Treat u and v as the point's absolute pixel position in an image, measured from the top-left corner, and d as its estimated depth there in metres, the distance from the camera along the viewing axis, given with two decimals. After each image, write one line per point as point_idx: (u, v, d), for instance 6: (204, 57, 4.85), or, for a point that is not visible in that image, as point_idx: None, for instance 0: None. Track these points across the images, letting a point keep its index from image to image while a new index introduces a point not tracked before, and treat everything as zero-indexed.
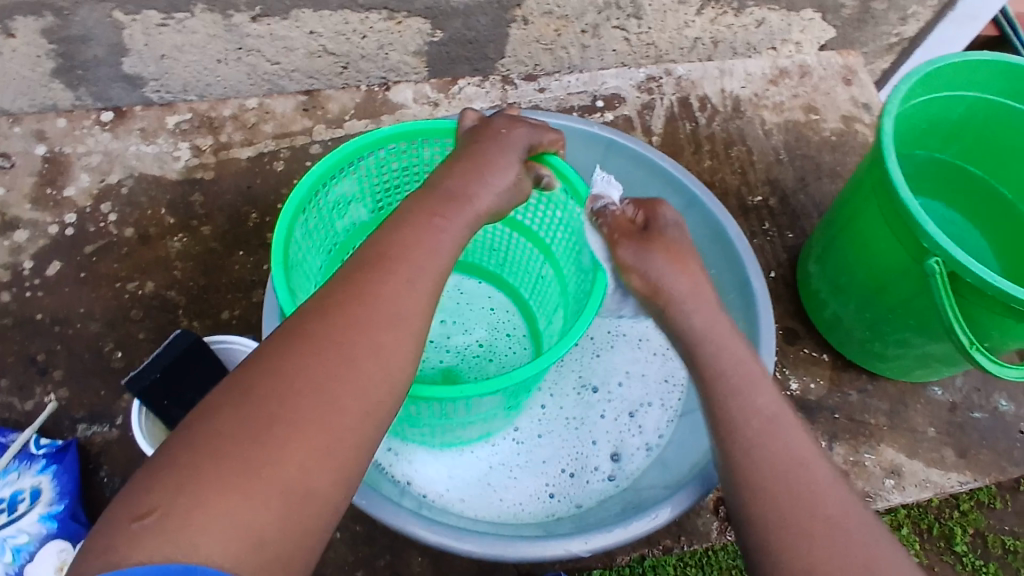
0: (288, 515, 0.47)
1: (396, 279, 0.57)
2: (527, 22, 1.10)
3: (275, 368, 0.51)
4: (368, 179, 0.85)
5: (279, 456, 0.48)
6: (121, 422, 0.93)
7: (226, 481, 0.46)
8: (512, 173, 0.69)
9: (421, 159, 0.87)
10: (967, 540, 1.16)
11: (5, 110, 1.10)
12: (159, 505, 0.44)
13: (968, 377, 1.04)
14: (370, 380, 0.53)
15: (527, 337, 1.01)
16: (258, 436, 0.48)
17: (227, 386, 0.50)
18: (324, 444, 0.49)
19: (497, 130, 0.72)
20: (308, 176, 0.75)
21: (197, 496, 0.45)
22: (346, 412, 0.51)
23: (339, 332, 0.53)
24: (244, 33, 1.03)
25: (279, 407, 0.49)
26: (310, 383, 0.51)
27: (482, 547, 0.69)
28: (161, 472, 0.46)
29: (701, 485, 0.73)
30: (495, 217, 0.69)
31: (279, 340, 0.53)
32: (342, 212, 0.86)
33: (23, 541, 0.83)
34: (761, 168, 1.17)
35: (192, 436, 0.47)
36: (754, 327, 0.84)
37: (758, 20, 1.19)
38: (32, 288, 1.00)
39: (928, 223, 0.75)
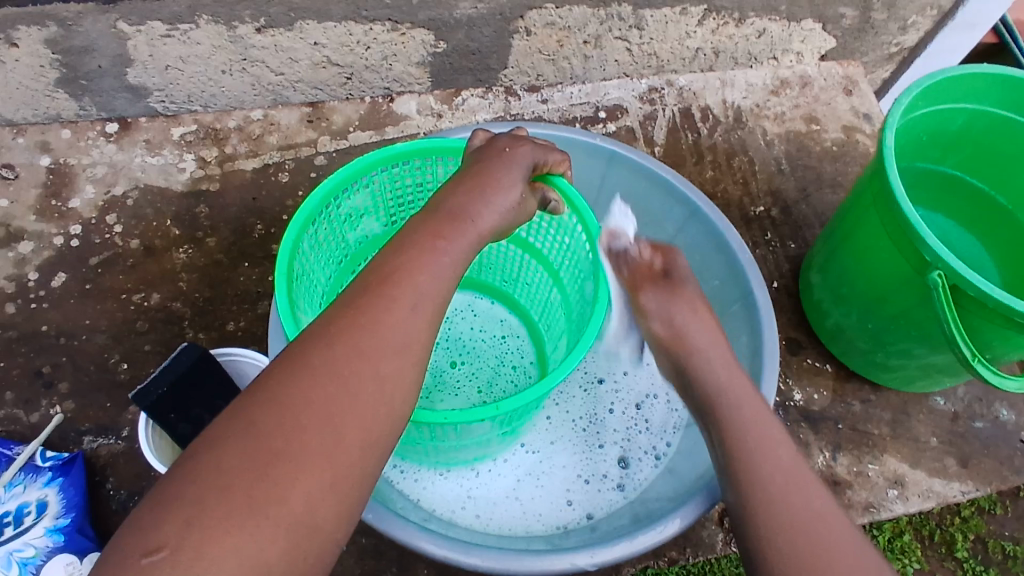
0: (293, 550, 0.49)
1: (403, 298, 0.58)
2: (529, 33, 1.11)
3: (279, 401, 0.51)
4: (381, 194, 0.86)
5: (284, 492, 0.49)
6: (127, 434, 0.93)
7: (232, 518, 0.47)
8: (517, 193, 0.69)
9: (435, 177, 0.87)
10: (967, 546, 1.15)
11: (10, 122, 1.10)
12: (169, 542, 0.45)
13: (970, 387, 1.05)
14: (370, 409, 0.54)
15: (533, 364, 1.01)
16: (264, 473, 0.49)
17: (231, 415, 0.51)
18: (329, 478, 0.51)
19: (502, 149, 0.73)
20: (321, 188, 0.76)
21: (207, 532, 0.46)
22: (349, 442, 0.52)
23: (344, 360, 0.54)
24: (248, 44, 1.04)
25: (284, 443, 0.50)
26: (314, 415, 0.51)
27: (488, 562, 0.69)
28: (168, 505, 0.47)
29: (712, 492, 0.73)
30: (501, 233, 0.70)
31: (282, 368, 0.53)
32: (353, 224, 0.86)
33: (29, 555, 0.81)
34: (763, 178, 1.17)
35: (198, 467, 0.48)
36: (758, 339, 0.84)
37: (759, 31, 1.19)
38: (37, 299, 1.00)
39: (929, 235, 0.75)
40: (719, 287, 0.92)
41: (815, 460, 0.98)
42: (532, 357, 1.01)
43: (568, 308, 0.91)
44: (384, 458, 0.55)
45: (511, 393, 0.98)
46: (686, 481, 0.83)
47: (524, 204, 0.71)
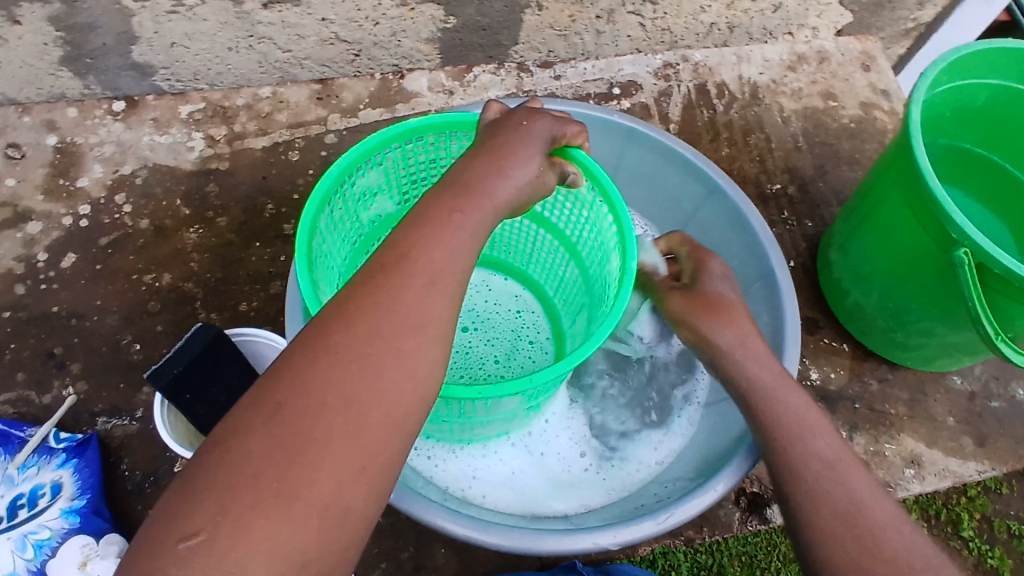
0: (325, 533, 0.48)
1: (425, 278, 0.57)
2: (542, 8, 1.09)
3: (304, 382, 0.51)
4: (394, 171, 0.84)
5: (315, 476, 0.48)
6: (141, 415, 0.93)
7: (265, 505, 0.47)
8: (533, 167, 0.68)
9: (447, 152, 0.85)
10: (973, 525, 1.16)
11: (15, 101, 1.09)
12: (205, 528, 0.46)
13: (987, 366, 1.04)
14: (396, 391, 0.53)
15: (551, 339, 1.00)
16: (294, 457, 0.48)
17: (257, 398, 0.50)
18: (358, 460, 0.50)
19: (520, 122, 0.71)
20: (334, 167, 0.75)
21: (240, 521, 0.46)
22: (377, 423, 0.52)
23: (368, 341, 0.53)
24: (255, 20, 1.02)
25: (312, 425, 0.49)
26: (339, 396, 0.51)
27: (510, 541, 0.68)
28: (199, 494, 0.46)
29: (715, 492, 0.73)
30: (518, 210, 0.68)
31: (306, 349, 0.52)
32: (366, 204, 0.85)
33: (45, 536, 0.83)
34: (779, 155, 1.16)
35: (226, 454, 0.48)
36: (779, 316, 0.83)
37: (776, 5, 1.17)
38: (47, 280, 0.99)
39: (956, 211, 0.73)
40: (739, 265, 0.91)
41: None
42: (549, 333, 1.01)
43: (587, 285, 0.89)
44: (408, 439, 0.54)
45: (528, 368, 0.97)
46: (703, 464, 0.82)
47: (543, 178, 0.69)
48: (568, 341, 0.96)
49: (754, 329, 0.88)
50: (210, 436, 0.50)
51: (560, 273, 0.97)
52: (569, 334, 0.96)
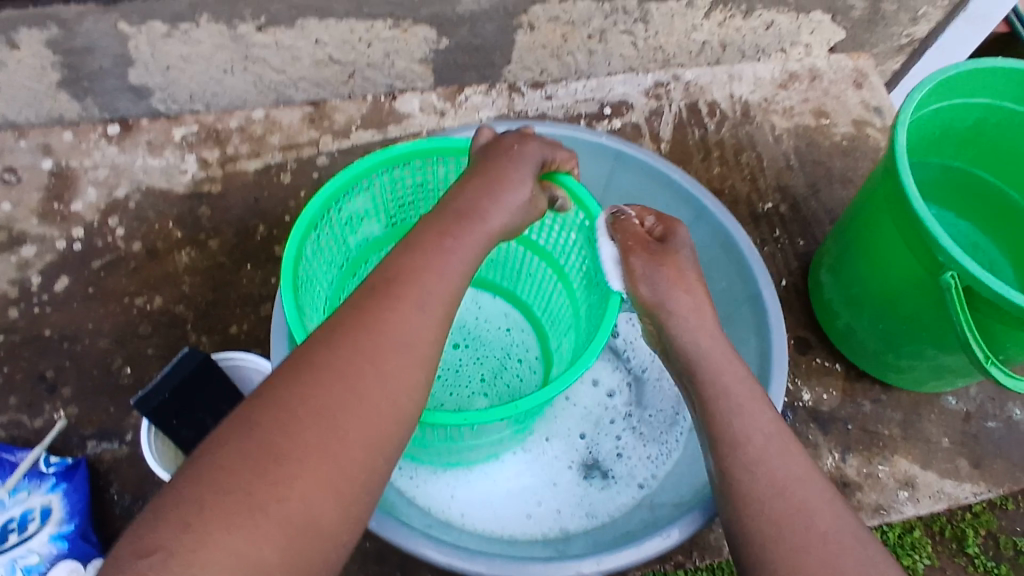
0: (293, 552, 0.47)
1: (406, 308, 0.57)
2: (534, 28, 1.09)
3: (284, 402, 0.51)
4: (382, 195, 0.84)
5: (285, 492, 0.48)
6: (130, 439, 0.93)
7: (229, 518, 0.46)
8: (525, 190, 0.68)
9: (436, 177, 0.85)
10: (979, 542, 1.14)
11: (11, 124, 1.10)
12: (164, 543, 0.45)
13: (981, 386, 1.03)
14: (377, 417, 0.53)
15: (539, 359, 1.00)
16: (265, 473, 0.48)
17: (234, 418, 0.50)
18: (331, 480, 0.50)
19: (509, 147, 0.71)
20: (323, 191, 0.75)
21: (204, 535, 0.45)
22: (355, 447, 0.51)
23: (350, 368, 0.53)
24: (249, 43, 1.03)
25: (287, 444, 0.49)
26: (319, 418, 0.51)
27: (493, 570, 0.68)
28: (169, 507, 0.46)
29: (693, 522, 0.72)
30: (508, 235, 0.69)
31: (286, 373, 0.53)
32: (353, 228, 0.85)
33: (33, 561, 0.82)
34: (772, 174, 1.15)
35: (200, 469, 0.48)
36: (767, 337, 0.83)
37: (768, 24, 1.17)
38: (40, 303, 1.00)
39: (943, 235, 0.73)
40: (727, 287, 0.91)
41: (825, 462, 0.97)
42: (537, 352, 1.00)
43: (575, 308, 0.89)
44: (387, 468, 0.54)
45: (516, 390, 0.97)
46: (685, 488, 0.82)
47: (534, 202, 0.70)
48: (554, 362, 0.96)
49: (742, 351, 0.87)
50: (189, 455, 0.50)
51: (551, 296, 0.96)
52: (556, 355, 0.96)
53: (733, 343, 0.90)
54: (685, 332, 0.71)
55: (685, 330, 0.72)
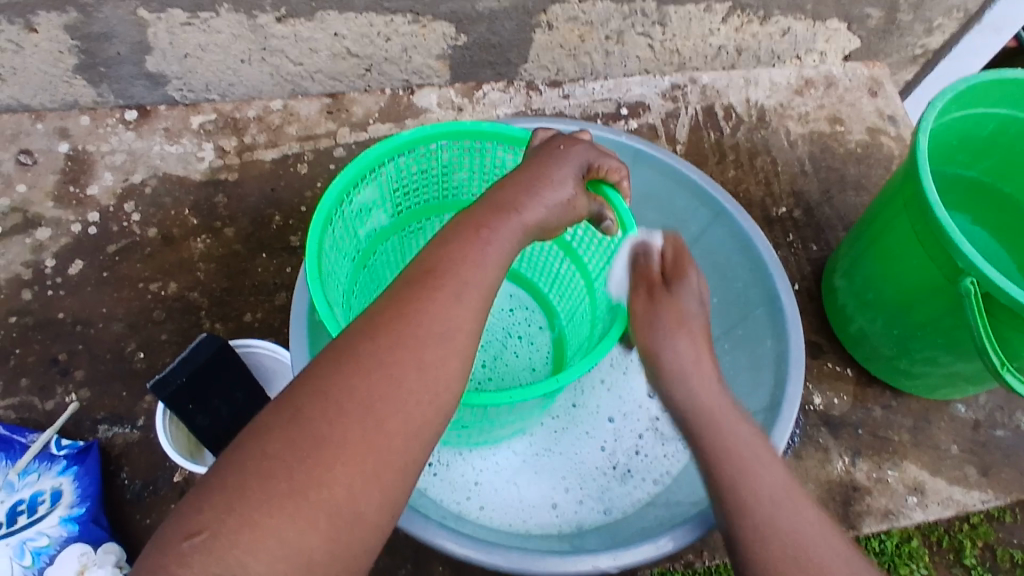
0: (334, 539, 0.47)
1: (443, 289, 0.57)
2: (552, 28, 1.10)
3: (324, 389, 0.50)
4: (388, 185, 0.83)
5: (328, 477, 0.48)
6: (143, 424, 0.93)
7: (276, 502, 0.46)
8: (567, 188, 0.68)
9: (440, 162, 0.85)
10: (976, 554, 1.12)
11: (28, 107, 1.10)
12: (210, 525, 0.45)
13: (991, 395, 1.03)
14: (415, 398, 0.53)
15: (546, 343, 0.99)
16: (307, 456, 0.48)
17: (278, 403, 0.50)
18: (369, 466, 0.49)
19: (554, 147, 0.72)
20: (334, 186, 0.73)
21: (248, 520, 0.46)
22: (392, 433, 0.51)
23: (389, 350, 0.53)
24: (269, 33, 1.03)
25: (327, 430, 0.49)
26: (358, 403, 0.50)
27: (510, 562, 0.68)
28: (211, 491, 0.47)
29: (709, 518, 0.71)
30: (545, 227, 0.69)
31: (326, 360, 0.52)
32: (362, 220, 0.83)
33: (43, 544, 0.82)
34: (786, 179, 1.16)
35: (242, 453, 0.48)
36: (785, 343, 0.83)
37: (784, 30, 1.18)
38: (54, 287, 1.00)
39: (963, 241, 0.74)
40: (743, 290, 0.91)
41: (835, 466, 0.97)
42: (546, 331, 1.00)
43: (593, 303, 0.88)
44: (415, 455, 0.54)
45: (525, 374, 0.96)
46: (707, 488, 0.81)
47: (574, 201, 0.69)
48: (569, 346, 0.95)
49: (759, 356, 0.87)
50: (237, 439, 0.50)
51: (566, 287, 0.96)
52: (568, 341, 0.96)
53: (749, 346, 0.90)
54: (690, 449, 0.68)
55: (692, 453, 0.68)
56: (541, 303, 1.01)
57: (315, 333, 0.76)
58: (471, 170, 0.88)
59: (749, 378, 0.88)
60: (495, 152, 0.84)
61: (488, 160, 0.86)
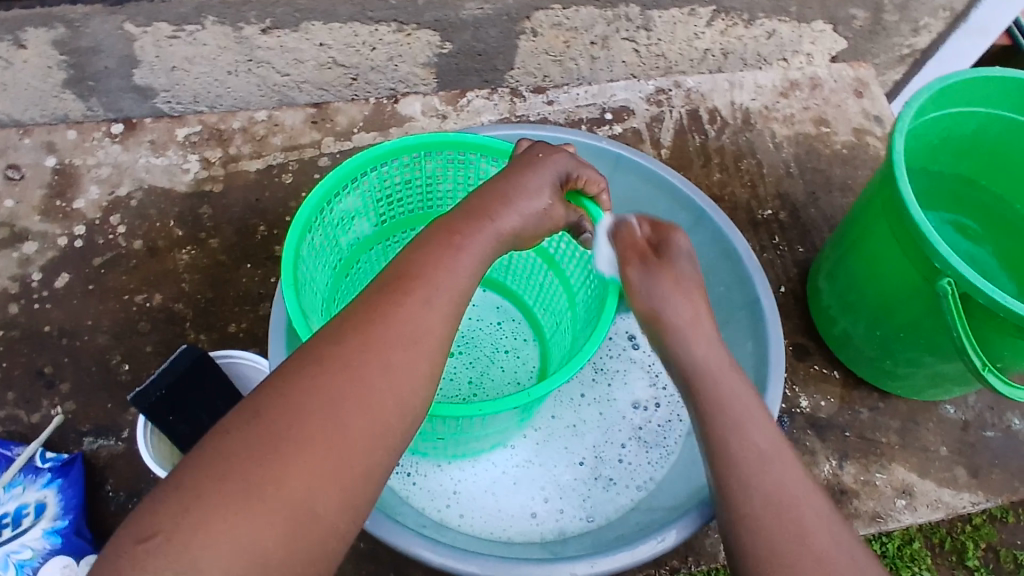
0: (294, 538, 0.47)
1: (413, 296, 0.57)
2: (536, 34, 1.10)
3: (284, 391, 0.51)
4: (371, 195, 0.83)
5: (282, 478, 0.48)
6: (127, 435, 0.93)
7: (233, 504, 0.46)
8: (536, 190, 0.68)
9: (424, 173, 0.85)
10: (978, 555, 1.08)
11: (16, 122, 1.10)
12: (162, 528, 0.45)
13: (980, 396, 1.03)
14: (380, 401, 0.52)
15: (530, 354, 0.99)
16: (264, 458, 0.48)
17: (242, 407, 0.50)
18: (332, 468, 0.49)
19: (535, 155, 0.72)
20: (314, 194, 0.74)
21: (199, 520, 0.45)
22: (358, 435, 0.51)
23: (354, 355, 0.53)
24: (254, 45, 1.04)
25: (286, 432, 0.49)
26: (318, 404, 0.50)
27: (486, 570, 0.68)
28: (167, 493, 0.47)
29: (691, 523, 0.72)
30: (522, 237, 0.69)
31: (289, 365, 0.53)
32: (344, 228, 0.83)
33: (27, 556, 0.82)
34: (771, 181, 1.16)
35: (201, 456, 0.48)
36: (765, 346, 0.83)
37: (769, 32, 1.18)
38: (40, 300, 1.00)
39: (939, 241, 0.73)
40: (726, 294, 0.91)
41: (821, 469, 0.96)
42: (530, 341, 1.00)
43: (574, 314, 0.88)
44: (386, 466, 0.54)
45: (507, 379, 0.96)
46: (688, 494, 0.80)
47: (550, 208, 0.69)
48: (552, 354, 0.95)
49: (739, 359, 0.87)
50: (200, 444, 0.49)
51: (549, 300, 0.96)
52: (552, 348, 0.96)
53: (730, 348, 0.89)
54: (677, 333, 0.68)
55: (679, 337, 0.68)
56: (526, 314, 1.01)
57: (293, 341, 0.76)
58: (455, 182, 0.88)
59: None
60: (478, 163, 0.84)
61: (470, 172, 0.86)
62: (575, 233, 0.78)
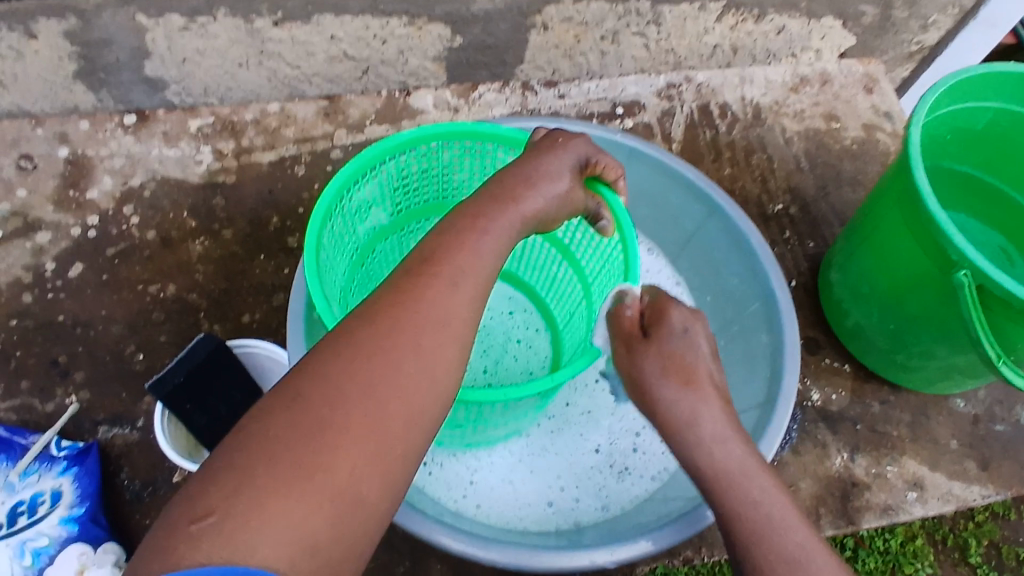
0: (340, 520, 0.47)
1: (438, 280, 0.57)
2: (548, 28, 1.10)
3: (324, 373, 0.51)
4: (388, 183, 0.84)
5: (327, 459, 0.48)
6: (141, 425, 0.94)
7: (282, 484, 0.46)
8: (557, 177, 0.69)
9: (440, 163, 0.85)
10: (981, 552, 1.11)
11: (28, 113, 1.11)
12: (217, 509, 0.45)
13: (991, 390, 1.03)
14: (414, 384, 0.53)
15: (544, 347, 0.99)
16: (311, 439, 0.48)
17: (280, 386, 0.51)
18: (372, 450, 0.50)
19: (555, 140, 0.72)
20: (335, 181, 0.74)
21: (254, 501, 0.45)
22: (394, 416, 0.51)
23: (388, 339, 0.53)
24: (266, 38, 1.04)
25: (329, 413, 0.49)
26: (358, 385, 0.51)
27: (506, 557, 0.68)
28: (217, 474, 0.46)
29: (709, 512, 0.72)
30: (541, 223, 0.69)
31: (327, 347, 0.53)
32: (361, 217, 0.83)
33: (43, 544, 0.83)
34: (781, 176, 1.16)
35: (246, 438, 0.48)
36: (780, 338, 0.83)
37: (779, 28, 1.19)
38: (54, 290, 1.01)
39: (956, 233, 0.74)
40: (740, 286, 0.91)
41: (833, 461, 0.97)
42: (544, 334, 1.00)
43: (589, 303, 0.89)
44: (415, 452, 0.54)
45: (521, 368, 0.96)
46: (704, 484, 0.81)
47: (569, 195, 0.70)
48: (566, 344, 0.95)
49: (753, 351, 0.88)
50: (240, 423, 0.50)
51: (563, 290, 0.96)
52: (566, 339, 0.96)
53: (744, 340, 0.90)
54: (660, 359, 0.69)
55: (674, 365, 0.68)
56: (539, 305, 1.02)
57: (312, 329, 0.76)
58: (471, 171, 0.88)
59: (744, 369, 0.88)
60: (495, 153, 0.85)
61: (486, 160, 0.86)
62: (591, 222, 0.77)
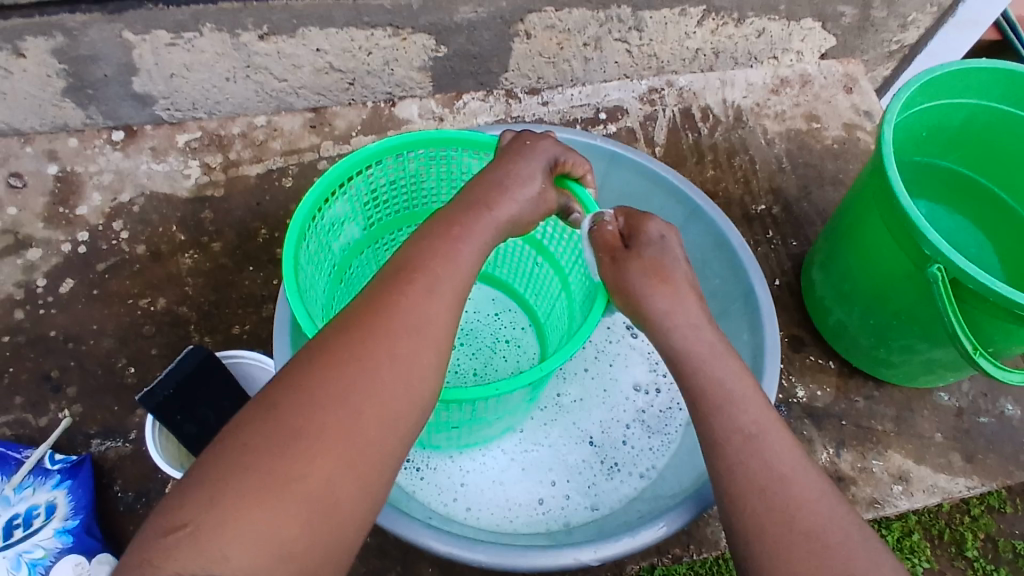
0: (316, 525, 0.49)
1: (418, 287, 0.58)
2: (530, 36, 1.12)
3: (300, 384, 0.52)
4: (358, 199, 0.85)
5: (303, 468, 0.49)
6: (134, 437, 0.95)
7: (254, 494, 0.48)
8: (535, 183, 0.70)
9: (407, 171, 0.87)
10: (977, 545, 1.12)
11: (17, 130, 1.12)
12: (192, 520, 0.47)
13: (974, 383, 1.05)
14: (391, 390, 0.54)
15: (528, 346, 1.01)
16: (287, 448, 0.49)
17: (255, 398, 0.52)
18: (349, 457, 0.51)
19: (522, 143, 0.74)
20: (305, 201, 0.75)
21: (227, 513, 0.47)
22: (370, 422, 0.52)
23: (362, 346, 0.54)
24: (252, 51, 1.05)
25: (304, 422, 0.50)
26: (333, 394, 0.52)
27: (493, 557, 0.69)
28: (192, 486, 0.48)
29: (694, 506, 0.73)
30: (522, 226, 0.70)
31: (304, 357, 0.54)
32: (336, 233, 0.85)
33: (39, 556, 0.83)
34: (764, 176, 1.18)
35: (222, 449, 0.49)
36: (760, 335, 0.84)
37: (759, 31, 1.20)
38: (45, 305, 1.01)
39: (929, 229, 0.75)
40: (721, 284, 0.92)
41: (819, 457, 0.98)
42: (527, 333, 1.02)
43: (569, 299, 0.90)
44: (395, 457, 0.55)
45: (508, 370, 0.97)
46: (687, 482, 0.83)
47: (547, 199, 0.71)
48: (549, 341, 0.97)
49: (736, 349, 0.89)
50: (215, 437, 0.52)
51: (542, 287, 0.97)
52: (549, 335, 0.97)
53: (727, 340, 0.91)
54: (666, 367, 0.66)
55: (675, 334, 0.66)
56: (521, 303, 1.03)
57: (298, 340, 0.78)
58: (438, 178, 0.90)
59: None
60: (461, 158, 0.86)
61: (454, 167, 0.88)
62: (564, 216, 0.78)
